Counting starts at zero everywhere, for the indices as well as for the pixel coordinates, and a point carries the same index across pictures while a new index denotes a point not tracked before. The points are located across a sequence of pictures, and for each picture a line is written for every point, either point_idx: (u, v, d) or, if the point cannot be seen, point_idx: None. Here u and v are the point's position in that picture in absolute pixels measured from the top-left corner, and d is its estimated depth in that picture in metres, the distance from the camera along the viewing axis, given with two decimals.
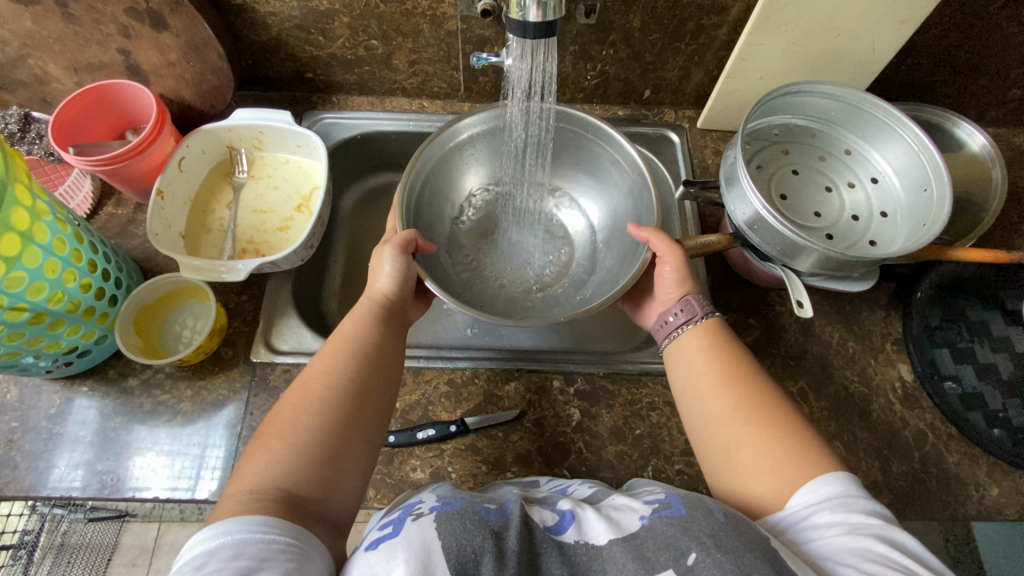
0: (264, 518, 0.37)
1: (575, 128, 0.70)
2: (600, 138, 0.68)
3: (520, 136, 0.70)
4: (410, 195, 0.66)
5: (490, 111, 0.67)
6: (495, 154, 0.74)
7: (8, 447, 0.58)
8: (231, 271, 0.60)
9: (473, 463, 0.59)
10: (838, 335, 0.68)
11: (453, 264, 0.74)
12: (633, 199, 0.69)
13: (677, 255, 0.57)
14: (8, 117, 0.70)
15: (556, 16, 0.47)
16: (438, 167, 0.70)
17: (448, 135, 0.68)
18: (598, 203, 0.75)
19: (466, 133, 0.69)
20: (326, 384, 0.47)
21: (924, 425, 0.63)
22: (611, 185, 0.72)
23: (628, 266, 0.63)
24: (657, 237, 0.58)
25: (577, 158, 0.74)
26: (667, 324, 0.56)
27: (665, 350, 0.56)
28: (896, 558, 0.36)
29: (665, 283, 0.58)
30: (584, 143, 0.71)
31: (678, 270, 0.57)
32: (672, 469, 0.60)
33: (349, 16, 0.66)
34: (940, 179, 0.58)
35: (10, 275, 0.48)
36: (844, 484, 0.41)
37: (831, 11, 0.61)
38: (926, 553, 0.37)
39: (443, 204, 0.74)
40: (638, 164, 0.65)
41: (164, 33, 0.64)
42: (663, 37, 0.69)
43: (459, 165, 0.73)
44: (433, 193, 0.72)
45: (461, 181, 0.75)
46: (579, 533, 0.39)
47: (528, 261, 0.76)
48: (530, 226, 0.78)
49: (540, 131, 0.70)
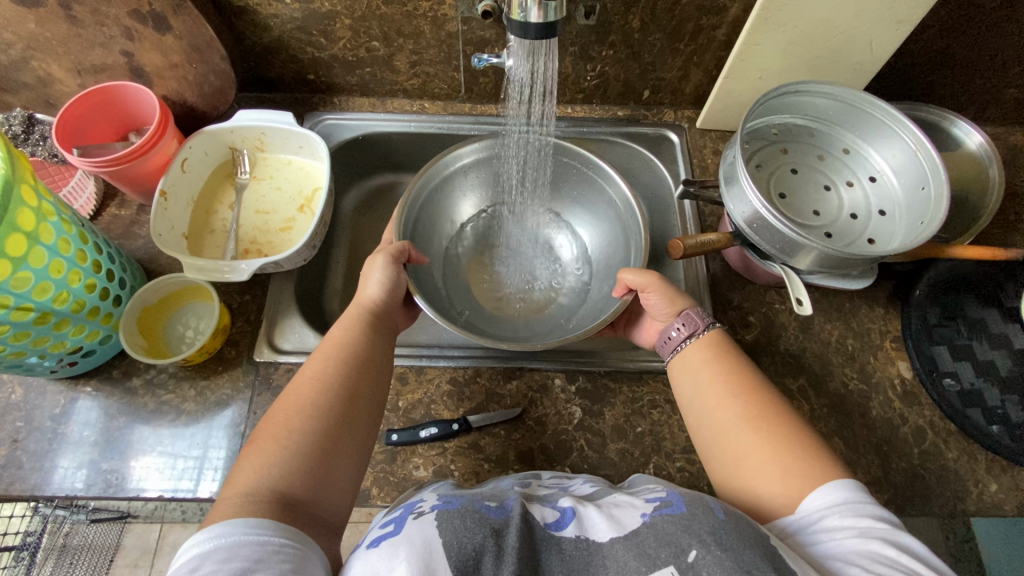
0: (258, 520, 0.37)
1: (572, 154, 0.71)
2: (594, 173, 0.71)
3: (518, 155, 0.72)
4: (409, 210, 0.67)
5: (489, 140, 0.70)
6: (495, 184, 0.76)
7: (13, 447, 0.58)
8: (234, 272, 0.61)
9: (475, 462, 0.59)
10: (838, 332, 0.69)
11: (448, 280, 0.74)
12: (625, 232, 0.69)
13: (658, 282, 0.58)
14: (12, 118, 0.70)
15: (556, 18, 0.47)
16: (438, 192, 0.72)
17: (449, 160, 0.70)
18: (593, 237, 0.75)
19: (466, 161, 0.71)
20: (318, 389, 0.48)
21: (924, 422, 0.63)
22: (606, 214, 0.73)
23: (614, 299, 0.65)
24: (630, 275, 0.59)
25: (573, 191, 0.75)
26: (671, 339, 0.57)
27: (670, 364, 0.57)
28: (906, 562, 0.36)
29: (656, 306, 0.59)
30: (580, 172, 0.72)
31: (665, 294, 0.58)
32: (673, 466, 0.60)
33: (351, 18, 0.67)
34: (938, 177, 0.59)
35: (17, 275, 0.48)
36: (853, 491, 0.41)
37: (829, 12, 0.61)
38: (934, 559, 0.37)
39: (442, 228, 0.75)
40: (627, 196, 0.68)
41: (167, 35, 0.64)
42: (663, 38, 0.69)
43: (457, 187, 0.74)
44: (433, 212, 0.73)
45: (459, 201, 0.76)
46: (579, 528, 0.40)
47: (524, 291, 0.76)
48: (525, 250, 0.78)
49: (538, 153, 0.71)
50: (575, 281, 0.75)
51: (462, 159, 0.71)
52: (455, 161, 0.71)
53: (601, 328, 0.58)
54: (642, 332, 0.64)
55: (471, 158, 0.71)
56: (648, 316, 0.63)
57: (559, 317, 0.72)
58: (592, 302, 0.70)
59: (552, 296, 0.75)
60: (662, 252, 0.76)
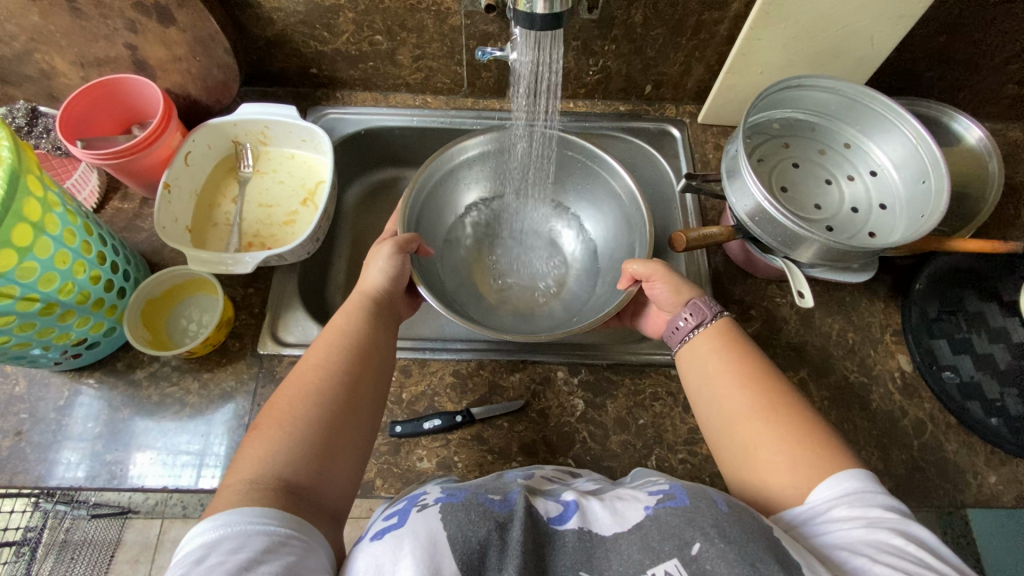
0: (263, 510, 0.37)
1: (575, 148, 0.72)
2: (598, 167, 0.71)
3: (521, 149, 0.72)
4: (413, 203, 0.67)
5: (493, 134, 0.71)
6: (499, 178, 0.76)
7: (17, 439, 0.58)
8: (238, 264, 0.61)
9: (479, 453, 0.60)
10: (839, 325, 0.69)
11: (451, 272, 0.74)
12: (629, 224, 0.70)
13: (663, 271, 0.58)
14: (15, 111, 0.70)
15: (562, 9, 0.47)
16: (441, 185, 0.73)
17: (453, 154, 0.70)
18: (596, 229, 0.76)
19: (469, 154, 0.72)
20: (321, 376, 0.48)
21: (923, 414, 0.64)
22: (608, 206, 0.73)
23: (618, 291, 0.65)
24: (635, 266, 0.59)
25: (577, 184, 0.76)
26: (678, 329, 0.57)
27: (677, 354, 0.57)
28: (913, 551, 0.36)
29: (662, 297, 0.59)
30: (583, 164, 0.73)
31: (670, 283, 0.58)
32: (676, 457, 0.60)
33: (354, 11, 0.67)
34: (938, 171, 0.59)
35: (23, 265, 0.48)
36: (862, 481, 0.42)
37: (830, 7, 0.62)
38: (942, 548, 0.38)
39: (444, 222, 0.76)
40: (632, 189, 0.68)
41: (171, 28, 0.64)
42: (665, 33, 0.70)
43: (459, 181, 0.74)
44: (436, 205, 0.73)
45: (460, 195, 0.76)
46: (582, 521, 0.40)
47: (528, 283, 0.76)
48: (527, 241, 0.79)
49: (541, 146, 0.72)
50: (579, 271, 0.76)
51: (464, 153, 0.71)
52: (457, 155, 0.71)
53: (604, 320, 0.59)
54: (647, 323, 0.65)
55: (473, 152, 0.72)
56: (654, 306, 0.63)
57: (565, 309, 0.72)
58: (596, 295, 0.71)
59: (555, 288, 0.75)
60: (664, 247, 0.77)
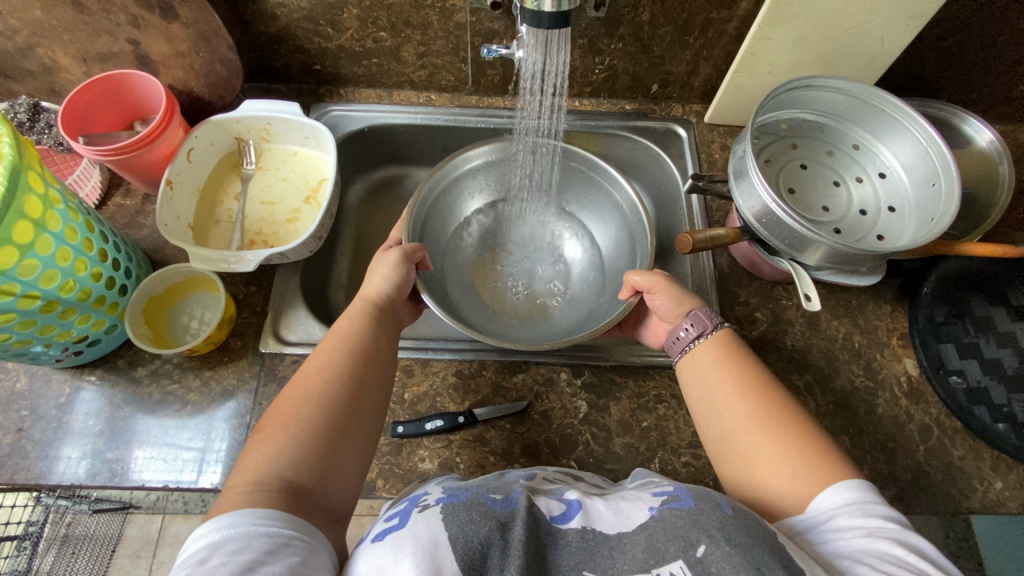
0: (266, 511, 0.37)
1: (577, 158, 0.71)
2: (600, 177, 0.71)
3: (523, 159, 0.72)
4: (419, 207, 0.67)
5: (497, 144, 0.70)
6: (501, 186, 0.76)
7: (18, 436, 0.58)
8: (240, 263, 0.60)
9: (481, 454, 0.59)
10: (845, 329, 0.68)
11: (454, 279, 0.74)
12: (632, 233, 0.70)
13: (664, 282, 0.58)
14: (17, 106, 0.70)
15: (570, 7, 0.47)
16: (446, 192, 0.72)
17: (457, 163, 0.70)
18: (599, 238, 0.75)
19: (473, 164, 0.72)
20: (325, 379, 0.48)
21: (930, 419, 0.63)
22: (610, 215, 0.73)
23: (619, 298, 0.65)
24: (637, 276, 0.59)
25: (578, 194, 0.76)
26: (679, 339, 0.56)
27: (677, 364, 0.57)
28: (914, 562, 0.36)
29: (662, 307, 0.59)
30: (585, 174, 0.73)
31: (671, 294, 0.58)
32: (679, 461, 0.60)
33: (359, 7, 0.66)
34: (949, 173, 0.59)
35: (23, 263, 0.47)
36: (862, 492, 0.41)
37: (840, 7, 0.61)
38: (942, 558, 0.37)
39: (448, 227, 0.75)
40: (633, 199, 0.68)
41: (173, 24, 0.63)
42: (673, 31, 0.69)
43: (462, 189, 0.74)
44: (441, 210, 0.73)
45: (463, 203, 0.75)
46: (584, 519, 0.40)
47: (529, 292, 0.75)
48: (528, 250, 0.78)
49: (543, 155, 0.72)
50: (580, 280, 0.75)
51: (467, 163, 0.71)
52: (461, 165, 0.71)
53: (607, 327, 0.58)
54: (648, 329, 0.64)
55: (476, 162, 0.72)
56: (654, 316, 0.63)
57: (566, 318, 0.72)
58: (598, 302, 0.71)
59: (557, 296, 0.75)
60: (669, 248, 0.76)
